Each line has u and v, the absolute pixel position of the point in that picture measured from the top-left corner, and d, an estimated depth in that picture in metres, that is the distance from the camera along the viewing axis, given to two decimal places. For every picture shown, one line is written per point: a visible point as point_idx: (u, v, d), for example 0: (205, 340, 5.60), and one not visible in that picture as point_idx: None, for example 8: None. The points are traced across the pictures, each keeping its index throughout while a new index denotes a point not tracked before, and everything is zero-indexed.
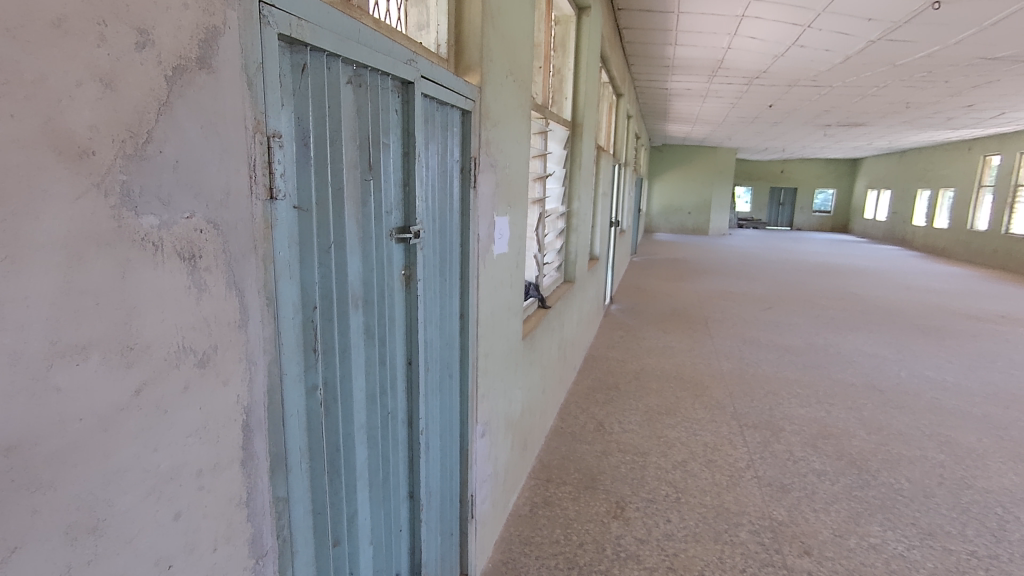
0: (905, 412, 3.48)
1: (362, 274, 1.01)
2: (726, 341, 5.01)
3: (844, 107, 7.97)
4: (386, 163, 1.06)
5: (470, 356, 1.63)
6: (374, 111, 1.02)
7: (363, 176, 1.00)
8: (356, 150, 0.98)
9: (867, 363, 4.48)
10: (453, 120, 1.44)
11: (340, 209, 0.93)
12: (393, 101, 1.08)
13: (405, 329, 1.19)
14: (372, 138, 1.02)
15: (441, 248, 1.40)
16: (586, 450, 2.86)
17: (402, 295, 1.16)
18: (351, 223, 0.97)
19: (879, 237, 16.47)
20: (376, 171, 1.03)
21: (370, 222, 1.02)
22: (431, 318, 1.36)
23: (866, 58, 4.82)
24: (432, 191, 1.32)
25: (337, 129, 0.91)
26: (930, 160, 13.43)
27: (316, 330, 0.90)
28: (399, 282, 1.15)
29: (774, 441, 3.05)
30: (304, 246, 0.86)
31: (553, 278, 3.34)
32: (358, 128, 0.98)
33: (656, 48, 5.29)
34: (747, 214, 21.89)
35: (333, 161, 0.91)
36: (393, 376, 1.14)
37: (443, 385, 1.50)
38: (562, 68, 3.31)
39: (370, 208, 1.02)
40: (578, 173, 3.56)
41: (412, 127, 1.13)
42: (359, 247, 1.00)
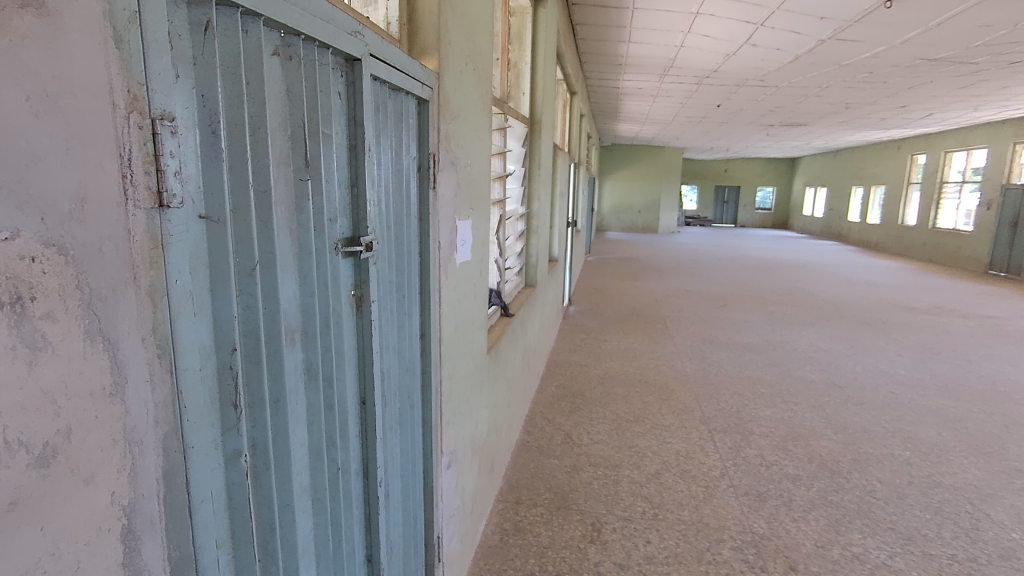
0: (866, 409, 3.50)
1: (300, 298, 0.79)
2: (686, 341, 4.97)
3: (788, 107, 8.17)
4: (329, 159, 0.84)
5: (432, 382, 1.42)
6: (312, 93, 0.80)
7: (298, 175, 0.78)
8: (288, 142, 0.76)
9: (824, 359, 4.54)
10: (408, 110, 1.23)
11: (268, 217, 0.71)
12: (337, 82, 0.86)
13: (358, 361, 0.97)
14: (309, 127, 0.80)
15: (397, 259, 1.19)
16: (556, 466, 2.70)
17: (352, 322, 0.94)
18: (283, 235, 0.75)
19: (817, 233, 17.19)
20: (316, 170, 0.81)
21: (308, 232, 0.80)
22: (387, 343, 1.15)
23: (814, 58, 4.89)
24: (386, 192, 1.10)
25: (261, 114, 0.69)
26: (862, 158, 14.09)
27: (238, 379, 0.68)
28: (348, 305, 0.93)
29: (745, 446, 2.98)
30: (219, 269, 0.64)
31: (515, 284, 3.16)
32: (290, 113, 0.76)
33: (609, 45, 5.20)
34: (692, 212, 22.41)
35: (256, 155, 0.69)
36: (343, 422, 0.93)
37: (404, 418, 1.29)
38: (518, 61, 3.13)
39: (308, 215, 0.80)
40: (537, 173, 3.39)
41: (360, 115, 0.91)
42: (295, 266, 0.78)
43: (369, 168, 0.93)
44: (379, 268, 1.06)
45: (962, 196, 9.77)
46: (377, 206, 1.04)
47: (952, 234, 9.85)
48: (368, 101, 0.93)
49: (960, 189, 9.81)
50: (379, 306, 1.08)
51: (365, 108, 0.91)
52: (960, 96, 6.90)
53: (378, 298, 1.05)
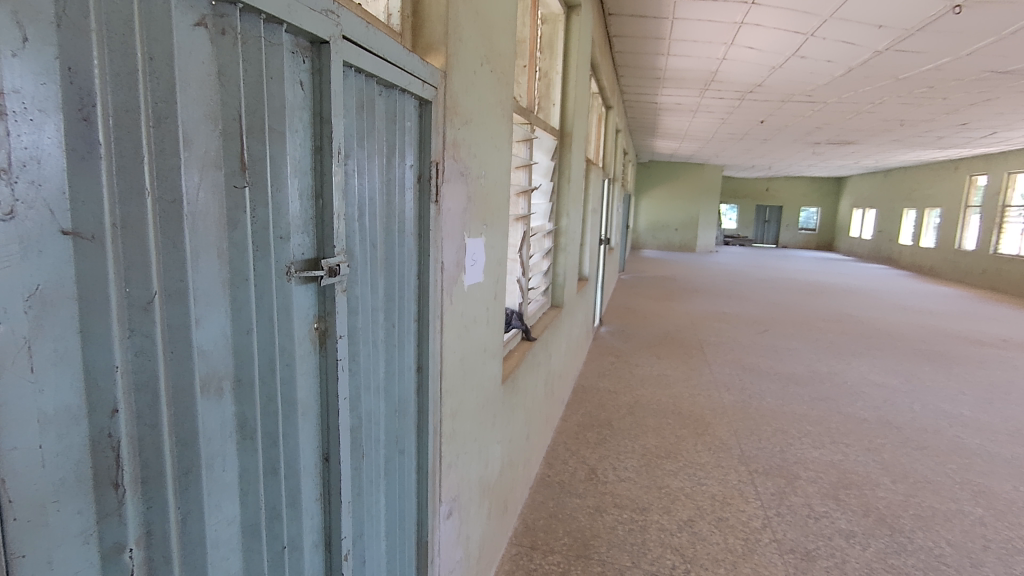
0: (928, 455, 3.15)
1: (229, 339, 0.62)
2: (724, 369, 4.66)
3: (837, 124, 7.78)
4: (282, 165, 0.68)
5: (429, 422, 1.24)
6: (257, 79, 0.63)
7: (232, 182, 0.61)
8: (218, 141, 0.59)
9: (877, 394, 4.17)
10: (404, 110, 1.06)
11: (179, 235, 0.54)
12: (296, 67, 0.70)
13: (319, 408, 0.80)
14: (252, 120, 0.63)
15: (386, 282, 1.02)
16: (578, 506, 2.47)
17: (312, 363, 0.77)
18: (205, 258, 0.58)
19: (865, 256, 16.43)
20: (260, 176, 0.65)
21: (243, 255, 0.63)
22: (368, 383, 0.97)
23: (869, 70, 4.58)
24: (370, 204, 0.93)
25: (170, 101, 0.52)
26: (916, 179, 13.41)
27: (125, 449, 0.51)
28: (307, 342, 0.76)
29: (790, 492, 2.69)
30: (90, 304, 0.47)
31: (539, 304, 2.96)
32: (222, 102, 0.59)
33: (647, 58, 5.01)
34: (732, 232, 21.78)
35: (161, 153, 0.52)
36: (295, 486, 0.75)
37: (390, 468, 1.10)
38: (549, 70, 2.97)
39: (246, 232, 0.63)
40: (567, 187, 3.21)
41: (327, 110, 0.74)
42: (224, 295, 0.61)
43: (336, 175, 0.76)
44: (356, 293, 0.89)
45: None
46: (351, 220, 0.87)
47: (1016, 261, 9.19)
48: (340, 95, 0.75)
49: None
50: (354, 340, 0.91)
51: (334, 104, 0.74)
52: None
53: (349, 332, 0.87)
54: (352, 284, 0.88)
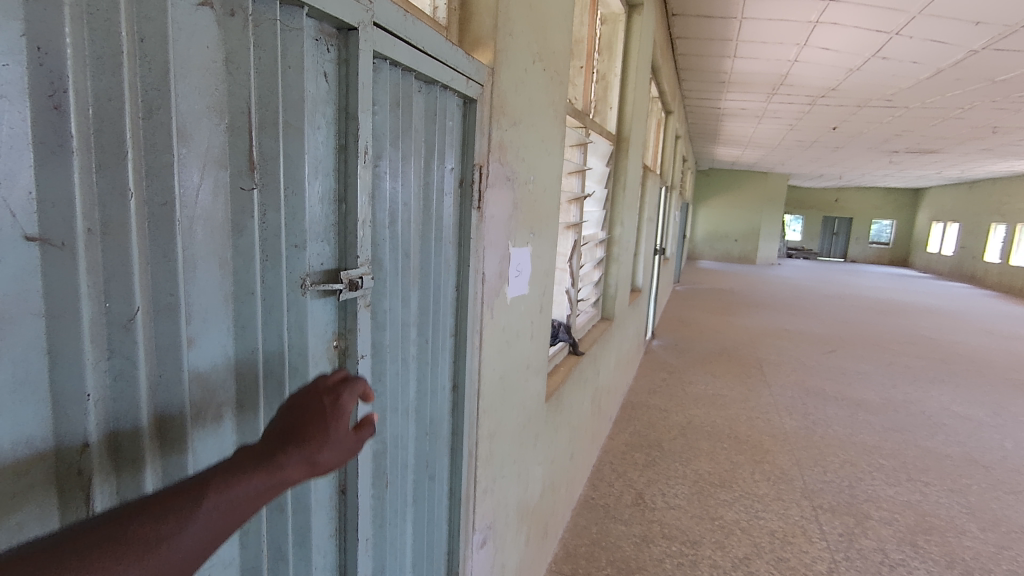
0: (1023, 501, 2.81)
1: (230, 362, 0.56)
2: (785, 391, 4.38)
3: (919, 132, 7.24)
4: (301, 165, 0.61)
5: (463, 445, 1.15)
6: (270, 68, 0.56)
7: (240, 182, 0.55)
8: (224, 136, 0.53)
9: (961, 428, 3.79)
10: (446, 108, 0.98)
11: (171, 240, 0.48)
12: (320, 58, 0.64)
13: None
14: (264, 113, 0.57)
15: (420, 295, 0.94)
16: (622, 534, 2.33)
17: None
18: (201, 270, 0.52)
19: (945, 274, 15.28)
20: (274, 176, 0.58)
21: (249, 262, 0.57)
22: (396, 404, 0.89)
23: (961, 72, 4.20)
24: (403, 211, 0.86)
25: (163, 88, 0.46)
26: (1005, 192, 12.37)
27: (101, 488, 0.45)
28: (324, 361, 0.70)
29: (861, 534, 2.44)
30: (57, 324, 0.41)
31: (589, 316, 2.84)
32: (228, 92, 0.53)
33: (711, 61, 4.79)
34: (795, 244, 20.80)
35: (149, 149, 0.46)
36: (303, 523, 0.68)
37: (420, 495, 1.02)
38: (607, 73, 2.85)
39: (251, 239, 0.56)
40: (622, 195, 3.07)
41: (351, 104, 0.67)
42: (224, 307, 0.55)
43: (361, 176, 0.69)
44: (383, 308, 0.82)
45: None
46: (381, 227, 0.80)
47: None
48: (368, 87, 0.68)
49: None
50: (380, 359, 0.83)
51: (360, 98, 0.67)
52: None
53: (373, 349, 0.80)
54: (380, 298, 0.81)
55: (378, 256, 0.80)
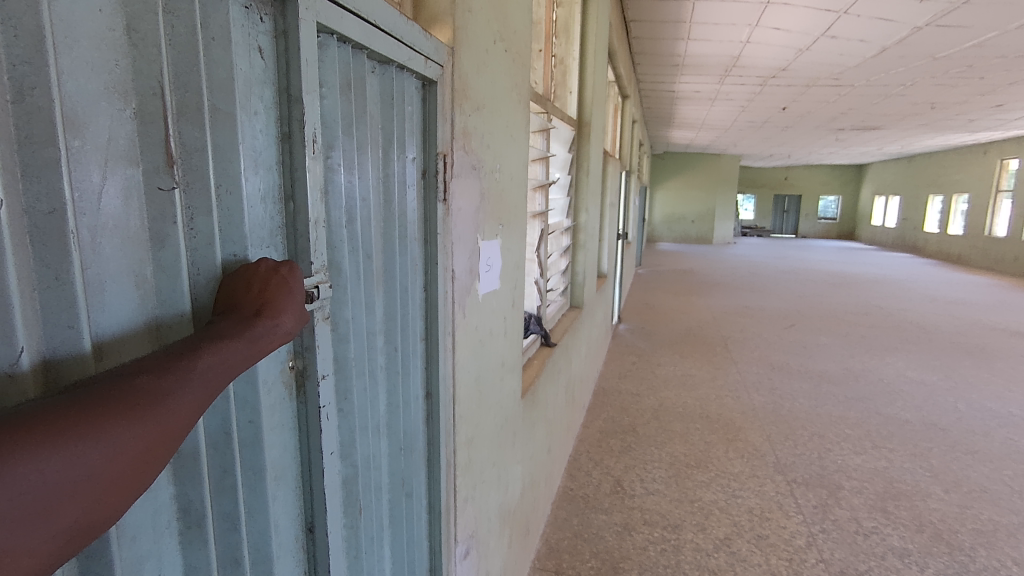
0: (980, 460, 2.93)
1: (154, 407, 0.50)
2: (751, 367, 4.45)
3: (863, 109, 7.47)
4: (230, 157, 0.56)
5: (441, 456, 1.07)
6: (187, 47, 0.51)
7: (150, 184, 0.49)
8: (133, 123, 0.47)
9: (917, 393, 3.94)
10: (405, 92, 0.89)
11: (67, 252, 0.42)
12: (252, 28, 0.57)
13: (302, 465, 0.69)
14: (179, 95, 0.51)
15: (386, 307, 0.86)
16: (604, 524, 2.30)
17: (287, 412, 0.66)
18: (109, 283, 0.46)
19: (889, 245, 15.98)
20: (200, 170, 0.53)
21: (175, 278, 0.52)
22: (365, 423, 0.80)
23: (905, 49, 4.32)
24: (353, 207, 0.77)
25: (37, 61, 0.39)
26: (942, 164, 12.98)
27: None
28: (283, 383, 0.65)
29: (834, 505, 2.48)
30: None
31: (558, 306, 2.78)
32: (134, 70, 0.46)
33: (665, 44, 4.78)
34: (749, 223, 21.33)
35: (25, 142, 0.39)
36: (266, 573, 0.63)
37: (395, 518, 0.93)
38: (565, 57, 2.77)
39: (168, 250, 0.51)
40: (585, 181, 3.01)
41: (291, 81, 0.61)
42: (145, 329, 0.50)
43: (308, 158, 0.62)
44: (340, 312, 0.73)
45: None
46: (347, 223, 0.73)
47: None
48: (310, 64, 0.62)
49: None
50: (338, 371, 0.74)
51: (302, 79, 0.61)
52: None
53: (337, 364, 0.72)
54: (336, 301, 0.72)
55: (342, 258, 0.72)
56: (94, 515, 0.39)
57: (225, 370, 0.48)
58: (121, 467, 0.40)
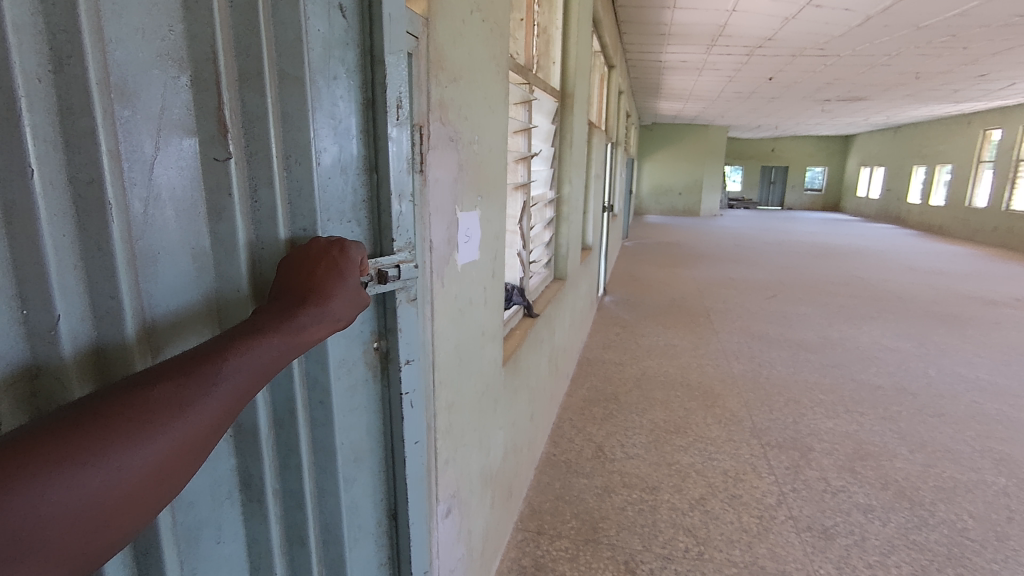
0: (946, 422, 3.06)
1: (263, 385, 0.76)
2: (732, 337, 4.55)
3: (850, 79, 7.47)
4: (292, 133, 0.74)
5: None
6: (244, 27, 0.67)
7: (200, 148, 0.64)
8: (189, 94, 0.62)
9: (892, 360, 4.06)
10: None
11: (102, 220, 0.55)
12: (338, 19, 0.78)
13: (366, 448, 0.96)
14: (243, 67, 0.68)
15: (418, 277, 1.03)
16: (585, 487, 2.38)
17: (375, 386, 0.95)
18: (172, 225, 0.62)
19: (873, 216, 16.12)
20: (262, 140, 0.71)
21: (232, 248, 0.68)
22: (347, 375, 0.89)
23: (889, 18, 4.32)
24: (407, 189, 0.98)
25: (72, 30, 0.51)
26: (927, 135, 13.04)
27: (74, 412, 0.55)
28: (369, 360, 0.93)
29: (805, 466, 2.59)
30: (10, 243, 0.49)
31: (542, 278, 2.83)
32: (190, 36, 0.62)
33: (651, 12, 4.74)
34: (737, 195, 21.35)
35: (63, 113, 0.51)
36: (349, 489, 0.93)
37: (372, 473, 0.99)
38: (548, 27, 2.74)
39: (231, 202, 0.68)
40: (568, 153, 3.02)
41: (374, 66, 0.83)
42: (196, 279, 0.65)
43: (391, 135, 0.86)
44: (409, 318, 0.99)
45: None
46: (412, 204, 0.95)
47: None
48: (394, 81, 0.86)
49: None
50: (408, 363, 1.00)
51: (387, 89, 0.85)
52: None
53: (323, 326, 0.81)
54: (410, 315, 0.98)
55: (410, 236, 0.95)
56: (106, 532, 0.47)
57: (260, 369, 0.59)
58: (130, 491, 0.47)
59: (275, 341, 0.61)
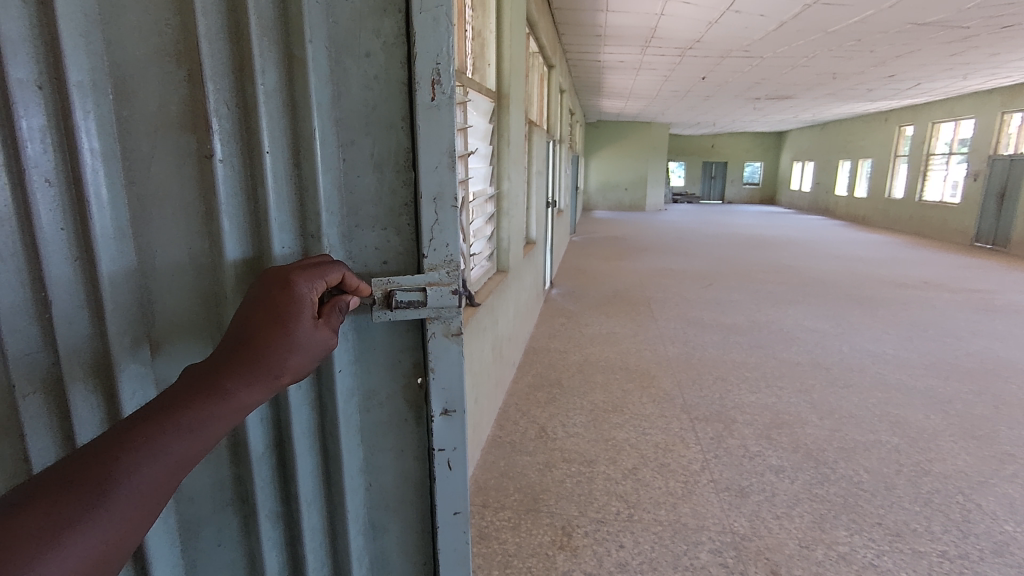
0: (852, 392, 3.39)
1: (270, 419, 0.95)
2: (669, 323, 4.83)
3: (775, 79, 7.95)
4: (294, 124, 0.87)
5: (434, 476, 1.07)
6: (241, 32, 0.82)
7: (198, 153, 0.83)
8: (184, 89, 0.82)
9: (811, 339, 4.42)
10: (421, 37, 0.88)
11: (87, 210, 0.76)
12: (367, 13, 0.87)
13: (399, 496, 1.10)
14: (238, 68, 0.83)
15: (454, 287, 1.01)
16: (528, 464, 2.55)
17: (407, 423, 1.06)
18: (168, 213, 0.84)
19: (805, 208, 17.06)
20: (257, 131, 0.85)
21: (223, 236, 0.86)
22: (362, 411, 1.03)
23: (802, 24, 4.68)
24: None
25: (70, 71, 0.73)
26: (850, 131, 13.92)
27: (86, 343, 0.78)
28: (405, 396, 1.04)
29: (728, 435, 2.85)
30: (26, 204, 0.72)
31: (484, 269, 2.97)
32: (185, 51, 0.80)
33: (586, 15, 4.94)
34: (680, 190, 22.08)
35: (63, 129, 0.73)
36: (371, 507, 1.09)
37: (371, 502, 1.08)
38: (482, 29, 2.86)
39: (223, 191, 0.85)
40: (507, 150, 3.17)
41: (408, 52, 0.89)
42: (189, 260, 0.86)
43: (421, 120, 0.91)
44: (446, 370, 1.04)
45: (949, 167, 9.68)
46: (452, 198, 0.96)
47: (938, 207, 9.79)
48: (428, 57, 0.89)
49: (947, 160, 9.71)
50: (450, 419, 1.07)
51: (419, 68, 0.90)
52: (949, 65, 6.75)
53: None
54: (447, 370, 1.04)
55: (448, 245, 0.97)
56: None
57: (176, 460, 0.66)
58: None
59: (190, 431, 0.67)
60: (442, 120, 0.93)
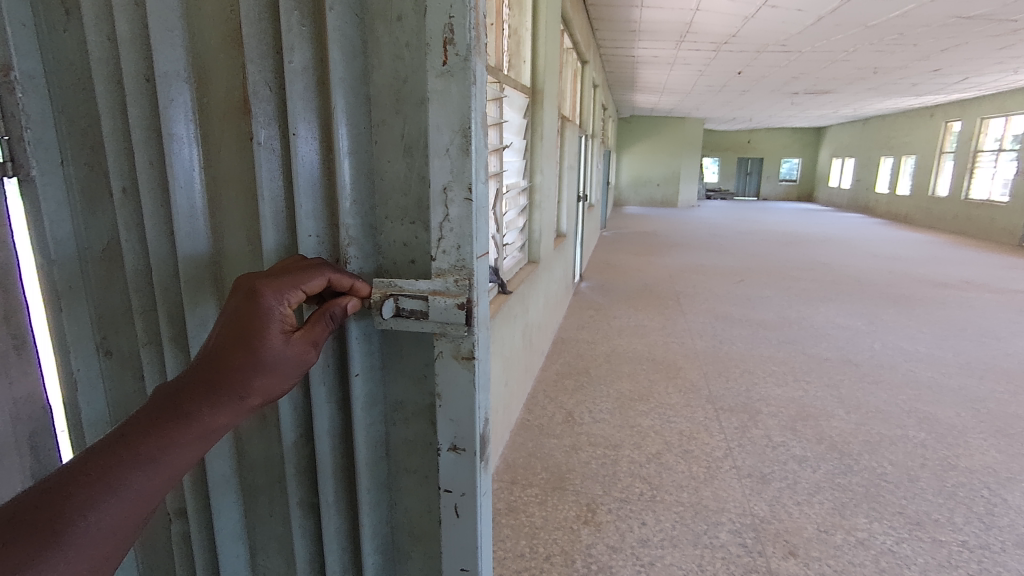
0: (882, 388, 3.39)
1: (304, 410, 0.95)
2: (698, 318, 4.86)
3: (813, 74, 7.82)
4: (324, 102, 0.83)
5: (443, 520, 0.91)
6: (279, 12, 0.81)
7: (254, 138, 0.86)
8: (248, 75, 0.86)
9: (842, 336, 4.40)
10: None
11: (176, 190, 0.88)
12: None
13: (424, 529, 0.97)
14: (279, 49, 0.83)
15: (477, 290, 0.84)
16: (555, 446, 2.66)
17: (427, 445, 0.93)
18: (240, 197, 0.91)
19: (844, 206, 16.62)
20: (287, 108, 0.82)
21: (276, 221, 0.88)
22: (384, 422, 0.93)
23: (839, 18, 4.63)
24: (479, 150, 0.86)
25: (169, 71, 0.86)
26: (893, 127, 13.52)
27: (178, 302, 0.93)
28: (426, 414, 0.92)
29: (752, 426, 2.90)
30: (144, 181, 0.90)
31: (515, 259, 3.08)
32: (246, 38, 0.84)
33: (620, 11, 4.99)
34: (714, 186, 21.77)
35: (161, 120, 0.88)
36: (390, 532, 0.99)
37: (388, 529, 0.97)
38: (518, 28, 2.96)
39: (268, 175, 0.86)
40: (540, 144, 3.26)
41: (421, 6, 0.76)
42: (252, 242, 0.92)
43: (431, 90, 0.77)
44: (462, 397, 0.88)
45: (997, 165, 9.35)
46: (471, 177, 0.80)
47: (984, 206, 9.47)
48: (439, 9, 0.75)
49: (995, 157, 9.37)
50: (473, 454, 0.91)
51: (429, 24, 0.76)
52: (997, 59, 6.54)
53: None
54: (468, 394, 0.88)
55: (459, 248, 0.81)
56: None
57: (135, 496, 0.65)
58: None
59: (149, 462, 0.66)
60: (456, 86, 0.77)
